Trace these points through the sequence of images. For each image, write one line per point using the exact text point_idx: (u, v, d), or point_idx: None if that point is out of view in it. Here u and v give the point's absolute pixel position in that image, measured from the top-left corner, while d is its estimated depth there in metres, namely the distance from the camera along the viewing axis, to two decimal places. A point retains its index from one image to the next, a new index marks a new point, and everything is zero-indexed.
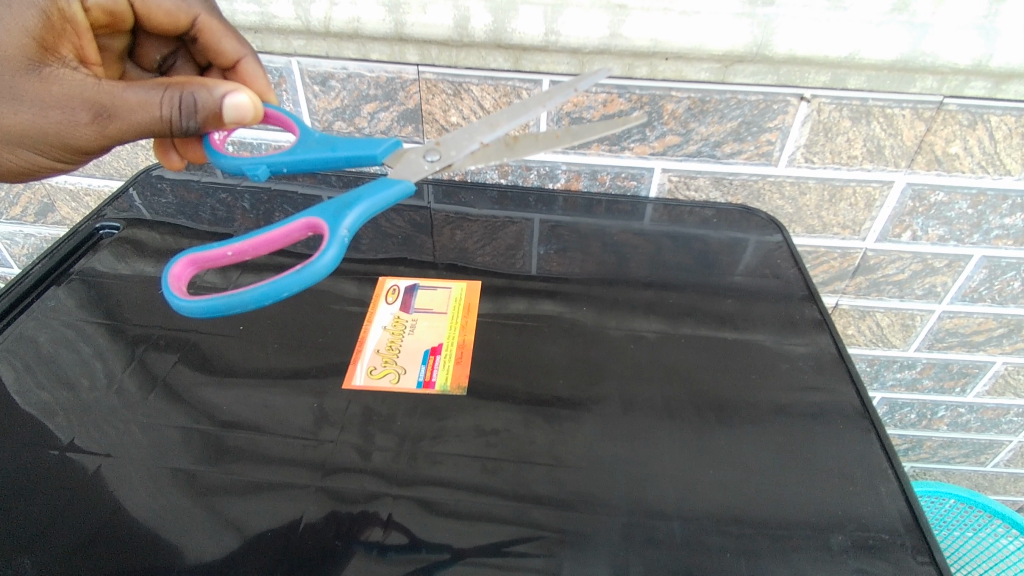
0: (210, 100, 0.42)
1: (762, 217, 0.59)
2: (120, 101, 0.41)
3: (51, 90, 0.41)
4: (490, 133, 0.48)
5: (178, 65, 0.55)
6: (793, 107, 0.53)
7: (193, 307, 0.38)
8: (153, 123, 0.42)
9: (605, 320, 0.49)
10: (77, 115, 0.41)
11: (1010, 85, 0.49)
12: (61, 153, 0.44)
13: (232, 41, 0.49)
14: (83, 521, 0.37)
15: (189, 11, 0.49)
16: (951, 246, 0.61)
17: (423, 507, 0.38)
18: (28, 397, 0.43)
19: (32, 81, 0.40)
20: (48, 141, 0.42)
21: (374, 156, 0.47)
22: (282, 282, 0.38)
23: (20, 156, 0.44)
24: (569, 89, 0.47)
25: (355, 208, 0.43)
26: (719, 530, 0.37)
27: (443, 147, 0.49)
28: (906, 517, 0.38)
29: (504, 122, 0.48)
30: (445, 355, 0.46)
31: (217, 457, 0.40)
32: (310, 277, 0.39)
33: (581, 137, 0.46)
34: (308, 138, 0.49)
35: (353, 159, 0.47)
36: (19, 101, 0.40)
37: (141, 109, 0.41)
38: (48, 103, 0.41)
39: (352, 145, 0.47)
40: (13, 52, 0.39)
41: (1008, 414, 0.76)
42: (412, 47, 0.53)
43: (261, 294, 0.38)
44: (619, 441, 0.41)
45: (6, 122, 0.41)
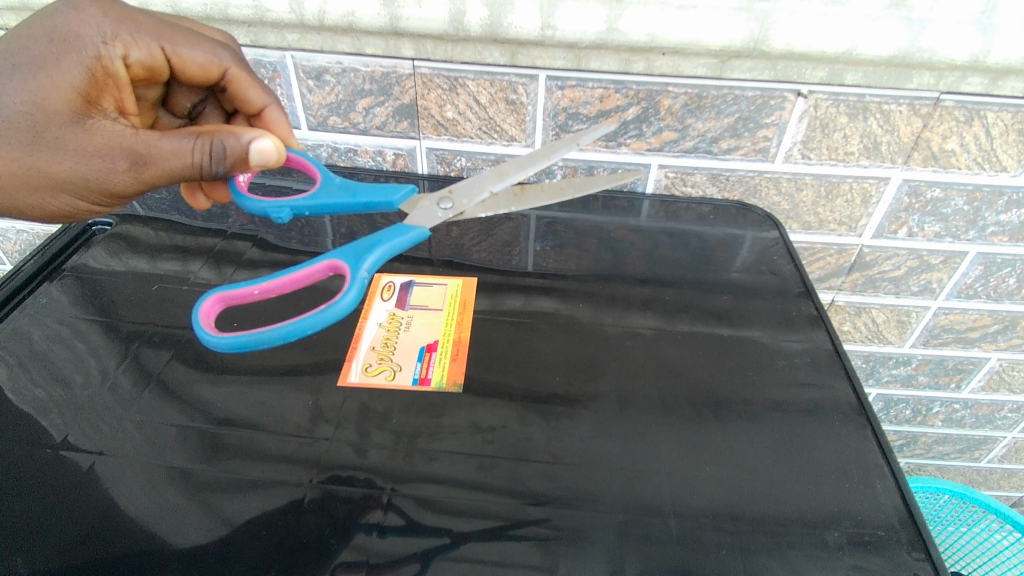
0: (237, 145, 0.43)
1: (759, 214, 0.59)
2: (155, 149, 0.42)
3: (93, 141, 0.41)
4: (499, 183, 0.49)
5: (208, 111, 0.53)
6: (790, 102, 0.53)
7: (222, 342, 0.40)
8: (185, 169, 0.42)
9: (601, 317, 0.49)
10: (114, 162, 0.41)
11: (1006, 81, 0.49)
12: (97, 198, 0.44)
13: (258, 91, 0.49)
14: (77, 519, 0.36)
15: (214, 62, 0.46)
16: (947, 242, 0.61)
17: (419, 503, 0.37)
18: (22, 395, 0.42)
19: (75, 132, 0.41)
20: (84, 186, 0.43)
21: (391, 203, 0.50)
22: (308, 319, 0.40)
23: (58, 202, 0.44)
24: (574, 143, 0.48)
25: (373, 251, 0.46)
26: (716, 527, 0.37)
27: (455, 195, 0.50)
28: (902, 513, 0.38)
29: (513, 173, 0.49)
30: (442, 351, 0.46)
31: (213, 455, 0.39)
32: (334, 314, 0.41)
33: (585, 189, 0.48)
34: (328, 186, 0.51)
35: (371, 205, 0.50)
36: (63, 150, 0.41)
37: (175, 157, 0.42)
38: (89, 152, 0.41)
39: (372, 191, 0.51)
40: (59, 106, 0.40)
41: (1002, 410, 0.76)
42: (407, 42, 0.52)
43: (288, 331, 0.40)
44: (616, 438, 0.41)
45: (50, 170, 0.42)
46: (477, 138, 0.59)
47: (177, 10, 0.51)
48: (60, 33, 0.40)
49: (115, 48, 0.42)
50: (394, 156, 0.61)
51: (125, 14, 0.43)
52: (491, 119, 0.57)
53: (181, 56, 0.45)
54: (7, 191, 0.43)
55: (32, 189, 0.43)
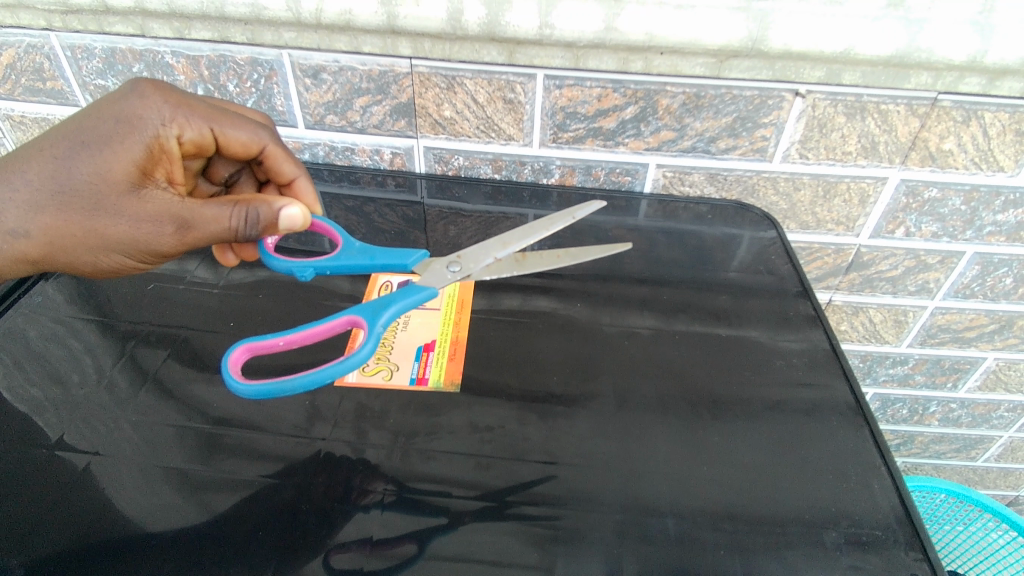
0: (270, 212, 0.42)
1: (757, 213, 0.59)
2: (197, 216, 0.41)
3: (144, 208, 0.40)
4: (501, 250, 0.49)
5: (241, 179, 0.52)
6: (788, 102, 0.53)
7: (247, 389, 0.38)
8: (222, 234, 0.42)
9: (599, 317, 0.49)
10: (161, 228, 0.40)
11: (1004, 81, 0.49)
12: (143, 260, 0.43)
13: (290, 164, 0.49)
14: (72, 519, 0.36)
15: (254, 140, 0.46)
16: (944, 242, 0.61)
17: (415, 503, 0.37)
18: (17, 393, 0.42)
19: (130, 200, 0.40)
20: (131, 249, 0.42)
21: (404, 264, 0.48)
22: (328, 369, 0.38)
23: (103, 264, 0.43)
24: (570, 215, 0.50)
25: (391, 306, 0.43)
26: (712, 527, 0.37)
27: (462, 259, 0.48)
28: (900, 513, 0.38)
29: (515, 241, 0.49)
30: (439, 351, 0.46)
31: (208, 454, 0.39)
32: (355, 364, 0.39)
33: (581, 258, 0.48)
34: (350, 244, 0.49)
35: (388, 267, 0.48)
36: (115, 216, 0.40)
37: (214, 223, 0.41)
38: (140, 218, 0.40)
39: (389, 253, 0.48)
40: (119, 178, 0.40)
41: (999, 409, 0.77)
42: (405, 40, 0.52)
43: (310, 380, 0.38)
44: (613, 438, 0.41)
45: (101, 233, 0.41)
46: (475, 137, 0.58)
47: (173, 8, 0.51)
48: (123, 114, 0.40)
49: (173, 128, 0.41)
50: (391, 155, 0.61)
51: (179, 96, 0.42)
52: (490, 118, 0.57)
53: (225, 135, 0.45)
54: (62, 254, 0.42)
55: (82, 253, 0.41)
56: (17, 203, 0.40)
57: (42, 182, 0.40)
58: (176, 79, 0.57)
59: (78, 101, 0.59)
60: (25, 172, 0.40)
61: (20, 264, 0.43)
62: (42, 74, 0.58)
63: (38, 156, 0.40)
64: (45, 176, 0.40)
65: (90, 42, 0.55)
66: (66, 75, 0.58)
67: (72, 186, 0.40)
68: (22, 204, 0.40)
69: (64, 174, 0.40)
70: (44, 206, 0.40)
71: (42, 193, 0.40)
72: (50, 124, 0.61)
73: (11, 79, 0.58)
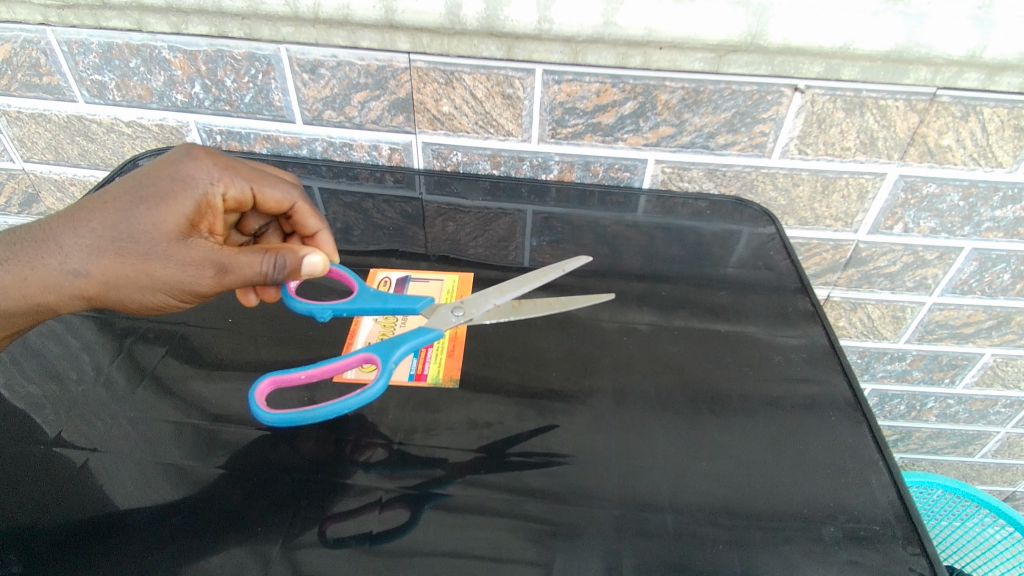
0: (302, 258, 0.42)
1: (756, 209, 0.59)
2: (236, 262, 0.40)
3: (190, 253, 0.40)
4: (501, 297, 0.47)
5: (269, 233, 0.52)
6: (787, 97, 0.53)
7: (273, 417, 0.38)
8: (257, 278, 0.41)
9: (597, 313, 0.49)
10: (202, 272, 0.40)
11: (1003, 77, 0.49)
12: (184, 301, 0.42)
13: (314, 219, 0.48)
14: (70, 516, 0.36)
15: (287, 199, 0.47)
16: (942, 238, 0.61)
17: (415, 497, 0.37)
18: (15, 390, 0.42)
19: (177, 245, 0.39)
20: (174, 294, 0.41)
21: (415, 308, 0.46)
22: (347, 401, 0.38)
23: (146, 306, 0.42)
24: (559, 267, 0.49)
25: (404, 343, 0.42)
26: (711, 522, 0.37)
27: (466, 305, 0.46)
28: (898, 509, 0.38)
29: (512, 289, 0.47)
30: (438, 347, 0.46)
31: (207, 450, 0.39)
32: (370, 398, 0.39)
33: (574, 304, 0.46)
34: (365, 290, 0.47)
35: (400, 311, 0.46)
36: (162, 259, 0.39)
37: (249, 268, 0.40)
38: (185, 262, 0.39)
39: (401, 297, 0.47)
40: (170, 225, 0.39)
41: (996, 405, 0.77)
42: (403, 35, 0.52)
43: (330, 410, 0.38)
44: (612, 433, 0.41)
45: (147, 276, 0.39)
46: (474, 133, 0.58)
47: (170, 3, 0.51)
48: (177, 173, 0.41)
49: (221, 189, 0.42)
50: (390, 150, 0.61)
51: (224, 160, 0.43)
52: (488, 113, 0.57)
53: (262, 194, 0.45)
54: (109, 298, 0.41)
55: (129, 296, 0.40)
56: (75, 248, 0.39)
57: (100, 228, 0.39)
58: (173, 74, 0.56)
59: (75, 97, 0.59)
60: (84, 220, 0.39)
61: (69, 306, 0.41)
62: (38, 69, 0.57)
63: (98, 205, 0.40)
64: (103, 223, 0.39)
65: (87, 37, 0.55)
66: (63, 71, 0.57)
67: (127, 233, 0.39)
68: (79, 250, 0.39)
69: (121, 222, 0.39)
70: (99, 251, 0.39)
71: (98, 239, 0.39)
72: (46, 120, 0.61)
73: (8, 74, 0.58)
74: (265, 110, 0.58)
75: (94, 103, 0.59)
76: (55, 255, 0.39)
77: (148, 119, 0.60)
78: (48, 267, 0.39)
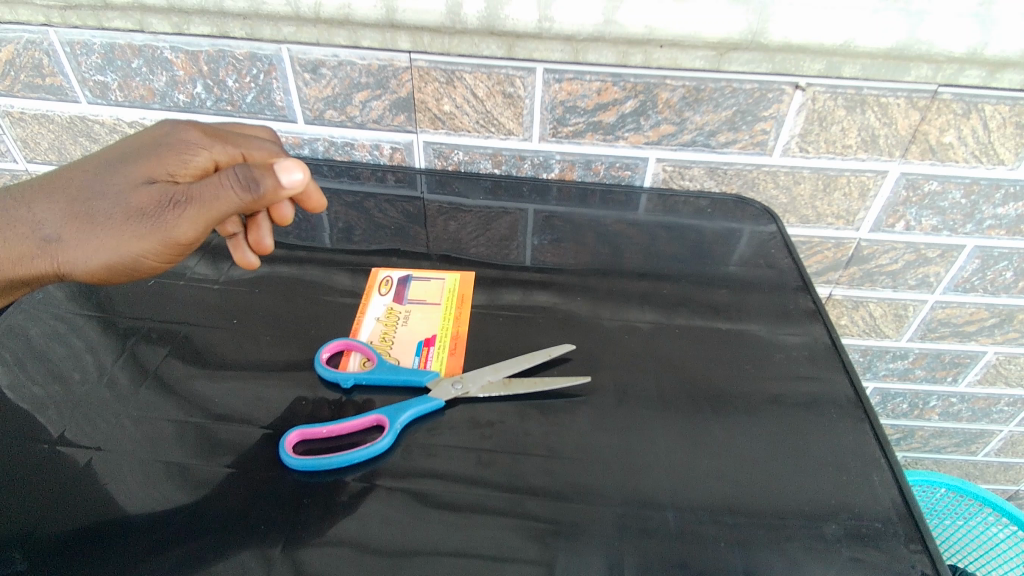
0: (281, 190, 0.39)
1: (757, 207, 0.59)
2: (200, 186, 0.38)
3: (156, 191, 0.38)
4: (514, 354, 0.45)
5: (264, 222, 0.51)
6: (788, 95, 0.53)
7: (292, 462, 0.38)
8: (223, 196, 0.38)
9: (599, 311, 0.49)
10: (172, 205, 0.38)
11: (1004, 74, 0.49)
12: (163, 260, 0.40)
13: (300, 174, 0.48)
14: (73, 516, 0.36)
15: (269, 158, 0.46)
16: (944, 236, 0.61)
17: (417, 496, 0.37)
18: (18, 391, 0.42)
19: (144, 188, 0.38)
20: (146, 242, 0.38)
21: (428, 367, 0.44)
22: (359, 456, 0.38)
23: (117, 264, 0.39)
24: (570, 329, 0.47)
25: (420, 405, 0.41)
26: (713, 520, 0.37)
27: (464, 376, 0.43)
28: (899, 506, 0.38)
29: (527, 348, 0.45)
30: (439, 347, 0.46)
31: (209, 450, 0.39)
32: (381, 453, 0.39)
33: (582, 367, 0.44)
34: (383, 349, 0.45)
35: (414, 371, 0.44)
36: (129, 202, 0.38)
37: (213, 186, 0.38)
38: (151, 199, 0.38)
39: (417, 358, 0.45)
40: (138, 173, 0.39)
41: (999, 403, 0.77)
42: (404, 34, 0.52)
43: (344, 462, 0.38)
44: (614, 431, 0.41)
45: (117, 222, 0.38)
46: (475, 132, 0.58)
47: (172, 4, 0.51)
48: (150, 135, 0.41)
49: (205, 150, 0.41)
50: (391, 150, 0.61)
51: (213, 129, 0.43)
52: (489, 112, 0.57)
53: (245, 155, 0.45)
54: (79, 263, 0.39)
55: (99, 251, 0.38)
56: (43, 213, 0.38)
57: (72, 190, 0.39)
58: (175, 75, 0.57)
59: (77, 98, 0.59)
60: (61, 187, 0.39)
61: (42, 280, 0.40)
62: (41, 70, 0.57)
63: (76, 172, 0.39)
64: (74, 186, 0.39)
65: (89, 37, 0.55)
66: (65, 72, 0.57)
67: (97, 187, 0.38)
68: (53, 213, 0.38)
69: (91, 179, 0.39)
70: (68, 210, 0.38)
71: (67, 200, 0.38)
72: (49, 120, 0.61)
73: (10, 75, 0.58)
74: (266, 110, 0.58)
75: (96, 104, 0.59)
76: (28, 222, 0.38)
77: (150, 119, 0.60)
78: (20, 237, 0.38)
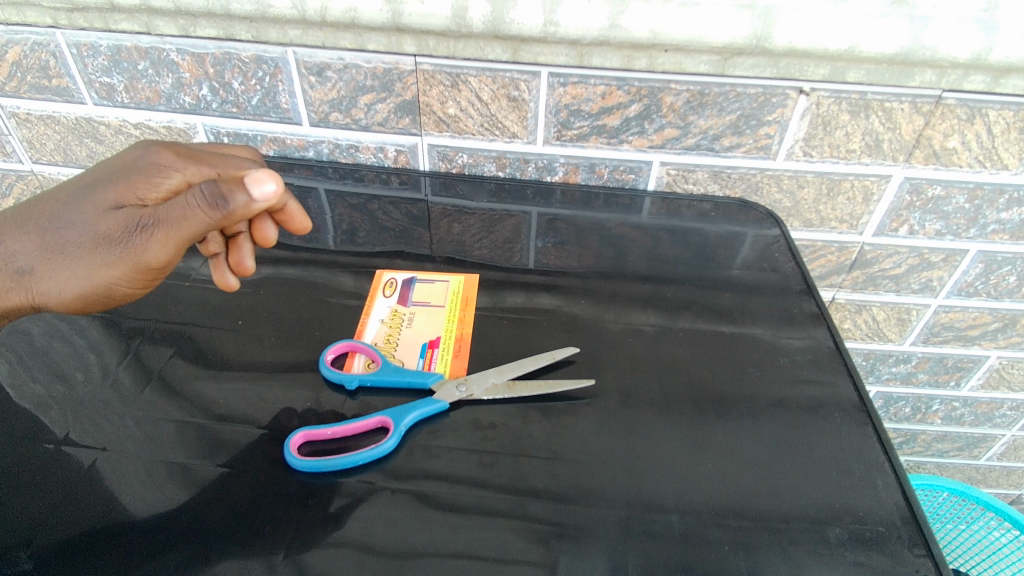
0: (253, 204, 0.36)
1: (760, 211, 0.59)
2: (166, 210, 0.36)
3: (122, 216, 0.37)
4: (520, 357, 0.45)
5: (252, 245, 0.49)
6: (792, 100, 0.53)
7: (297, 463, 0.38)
8: (190, 219, 0.36)
9: (602, 314, 0.49)
10: (140, 232, 0.37)
11: (1008, 79, 0.49)
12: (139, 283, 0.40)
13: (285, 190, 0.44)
14: (77, 516, 0.36)
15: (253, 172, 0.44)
16: (948, 240, 0.61)
17: (421, 498, 0.37)
18: (23, 391, 0.42)
19: (110, 214, 0.37)
20: (120, 268, 0.38)
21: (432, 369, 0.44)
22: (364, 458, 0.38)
23: (94, 292, 0.39)
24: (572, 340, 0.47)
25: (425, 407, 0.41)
26: (716, 524, 0.37)
27: (469, 379, 0.43)
28: (903, 510, 0.38)
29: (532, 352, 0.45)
30: (443, 348, 0.46)
31: (213, 450, 0.39)
32: (386, 455, 0.39)
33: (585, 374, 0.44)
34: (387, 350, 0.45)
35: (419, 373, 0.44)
36: (96, 230, 0.37)
37: (178, 208, 0.36)
38: (118, 226, 0.37)
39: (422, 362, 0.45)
40: (104, 199, 0.38)
41: (1001, 408, 0.77)
42: (409, 38, 0.52)
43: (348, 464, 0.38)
44: (617, 434, 0.41)
45: (88, 251, 0.38)
46: (479, 135, 0.59)
47: (179, 6, 0.51)
48: (120, 156, 0.40)
49: (179, 171, 0.39)
50: (395, 152, 0.61)
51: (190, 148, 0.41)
52: (494, 115, 0.57)
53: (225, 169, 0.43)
54: (57, 293, 0.39)
55: (74, 280, 0.38)
56: (17, 245, 0.38)
57: (43, 220, 0.38)
58: (181, 77, 0.57)
59: (83, 99, 0.60)
60: (35, 216, 0.39)
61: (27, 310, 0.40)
62: (47, 71, 0.58)
63: (48, 202, 0.39)
64: (45, 216, 0.38)
65: (96, 39, 0.55)
66: (71, 73, 0.58)
67: (66, 216, 0.38)
68: (24, 246, 0.38)
69: (61, 208, 0.38)
70: (40, 241, 0.38)
71: (39, 231, 0.38)
72: (55, 121, 0.62)
73: (17, 76, 0.59)
74: (272, 112, 0.59)
75: (102, 105, 0.60)
76: None
77: (156, 121, 0.60)
78: None
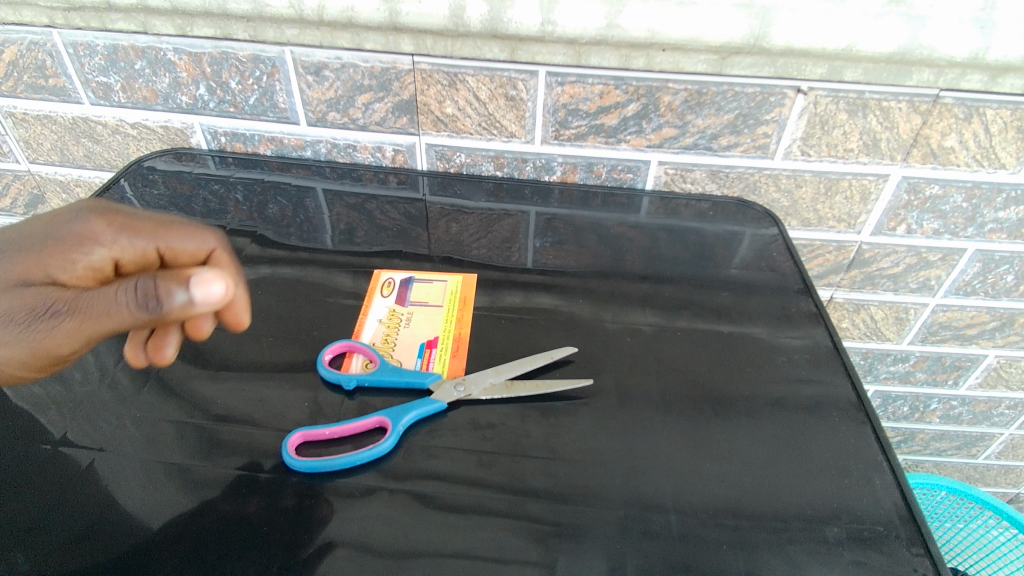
0: (190, 306, 0.31)
1: (758, 210, 0.59)
2: (87, 301, 0.32)
3: (31, 302, 0.33)
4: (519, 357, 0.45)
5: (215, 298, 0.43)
6: (790, 99, 0.53)
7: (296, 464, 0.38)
8: (113, 316, 0.31)
9: (600, 313, 0.49)
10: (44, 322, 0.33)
11: (1006, 79, 0.49)
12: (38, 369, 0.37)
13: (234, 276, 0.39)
14: (75, 517, 0.36)
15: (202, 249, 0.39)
16: (945, 239, 0.61)
17: (419, 498, 0.37)
18: (19, 391, 0.42)
19: (19, 297, 0.34)
20: (17, 353, 0.35)
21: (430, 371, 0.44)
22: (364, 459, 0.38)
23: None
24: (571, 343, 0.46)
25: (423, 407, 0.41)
26: (715, 523, 0.37)
27: (467, 378, 0.43)
28: (901, 509, 0.38)
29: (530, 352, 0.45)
30: (442, 348, 0.46)
31: (211, 451, 0.39)
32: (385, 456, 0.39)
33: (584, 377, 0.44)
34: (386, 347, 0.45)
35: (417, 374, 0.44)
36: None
37: (103, 302, 0.31)
38: (24, 311, 0.33)
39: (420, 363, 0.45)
40: (17, 278, 0.34)
41: (999, 406, 0.77)
42: (407, 37, 0.52)
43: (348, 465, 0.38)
44: (615, 434, 0.41)
45: None
46: (477, 134, 0.59)
47: (176, 5, 0.51)
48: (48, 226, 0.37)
49: (106, 248, 0.37)
50: (393, 152, 0.61)
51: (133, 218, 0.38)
52: (492, 115, 0.57)
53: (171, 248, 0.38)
54: None
55: None
56: None
57: None
58: (178, 77, 0.57)
59: (80, 99, 0.59)
60: None
61: None
62: (44, 71, 0.58)
63: None
64: None
65: (92, 39, 0.55)
66: (68, 73, 0.58)
67: None
68: None
69: None
70: None
71: None
72: (52, 121, 0.61)
73: (13, 76, 0.58)
74: (269, 112, 0.59)
75: (99, 105, 0.60)
76: None
77: (153, 120, 0.60)
78: None
